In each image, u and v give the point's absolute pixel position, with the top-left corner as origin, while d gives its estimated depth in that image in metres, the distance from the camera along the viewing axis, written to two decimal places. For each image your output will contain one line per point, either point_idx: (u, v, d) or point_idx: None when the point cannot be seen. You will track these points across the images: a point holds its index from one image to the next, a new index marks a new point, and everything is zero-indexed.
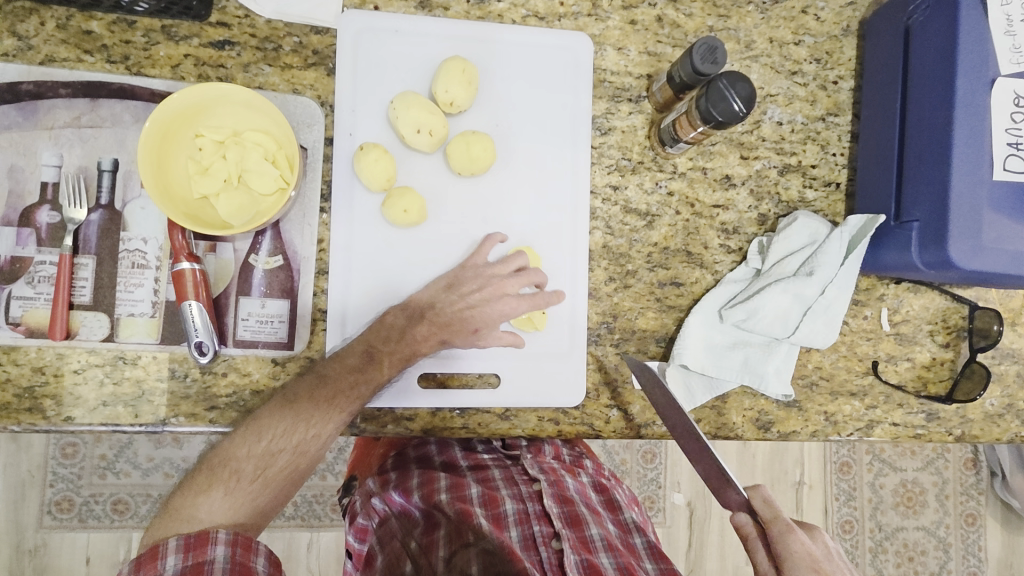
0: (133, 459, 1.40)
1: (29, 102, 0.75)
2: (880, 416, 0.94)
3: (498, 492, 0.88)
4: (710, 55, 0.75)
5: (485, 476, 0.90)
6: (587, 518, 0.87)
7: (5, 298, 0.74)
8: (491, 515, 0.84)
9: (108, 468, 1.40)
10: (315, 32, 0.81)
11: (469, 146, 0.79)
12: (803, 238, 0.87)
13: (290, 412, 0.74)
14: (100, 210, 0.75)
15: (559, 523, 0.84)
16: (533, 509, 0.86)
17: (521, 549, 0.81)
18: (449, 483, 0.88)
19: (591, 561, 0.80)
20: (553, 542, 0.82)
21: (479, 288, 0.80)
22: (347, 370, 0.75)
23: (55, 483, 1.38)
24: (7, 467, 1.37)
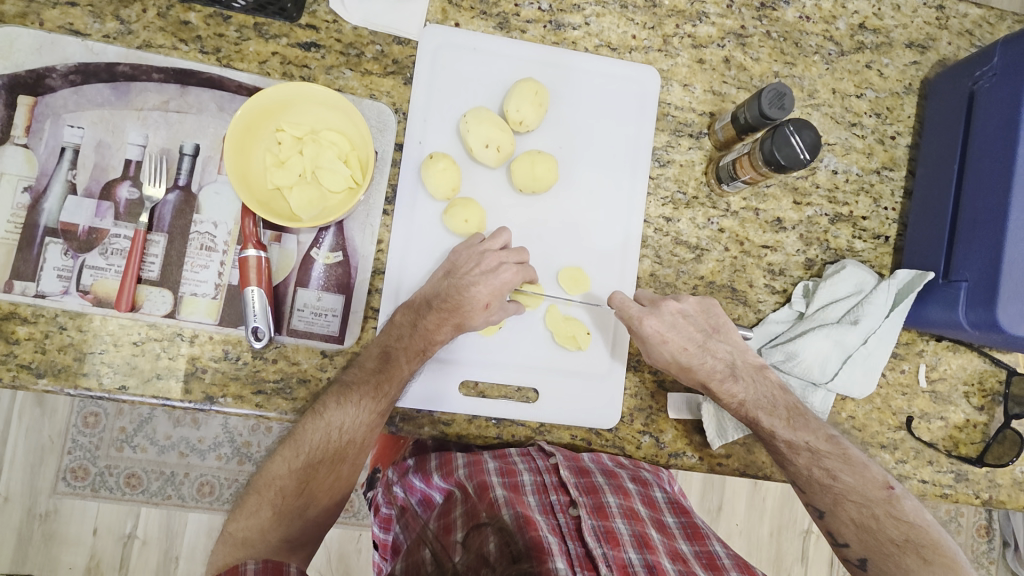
0: (151, 436, 1.43)
1: (123, 83, 0.78)
2: (909, 471, 0.93)
3: (516, 467, 0.82)
4: (777, 100, 0.77)
5: (501, 451, 0.84)
6: (605, 486, 0.80)
7: (78, 267, 0.77)
8: (509, 484, 0.79)
9: (126, 441, 1.42)
10: (397, 42, 0.84)
11: (534, 165, 0.81)
12: (848, 287, 0.88)
13: (321, 423, 0.76)
14: (177, 191, 0.79)
15: (575, 491, 0.78)
16: (550, 480, 0.79)
17: (540, 514, 0.76)
18: (467, 461, 0.83)
19: (608, 528, 0.75)
20: (571, 509, 0.77)
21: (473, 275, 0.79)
22: (368, 375, 0.78)
23: (73, 451, 1.41)
24: (31, 429, 1.41)
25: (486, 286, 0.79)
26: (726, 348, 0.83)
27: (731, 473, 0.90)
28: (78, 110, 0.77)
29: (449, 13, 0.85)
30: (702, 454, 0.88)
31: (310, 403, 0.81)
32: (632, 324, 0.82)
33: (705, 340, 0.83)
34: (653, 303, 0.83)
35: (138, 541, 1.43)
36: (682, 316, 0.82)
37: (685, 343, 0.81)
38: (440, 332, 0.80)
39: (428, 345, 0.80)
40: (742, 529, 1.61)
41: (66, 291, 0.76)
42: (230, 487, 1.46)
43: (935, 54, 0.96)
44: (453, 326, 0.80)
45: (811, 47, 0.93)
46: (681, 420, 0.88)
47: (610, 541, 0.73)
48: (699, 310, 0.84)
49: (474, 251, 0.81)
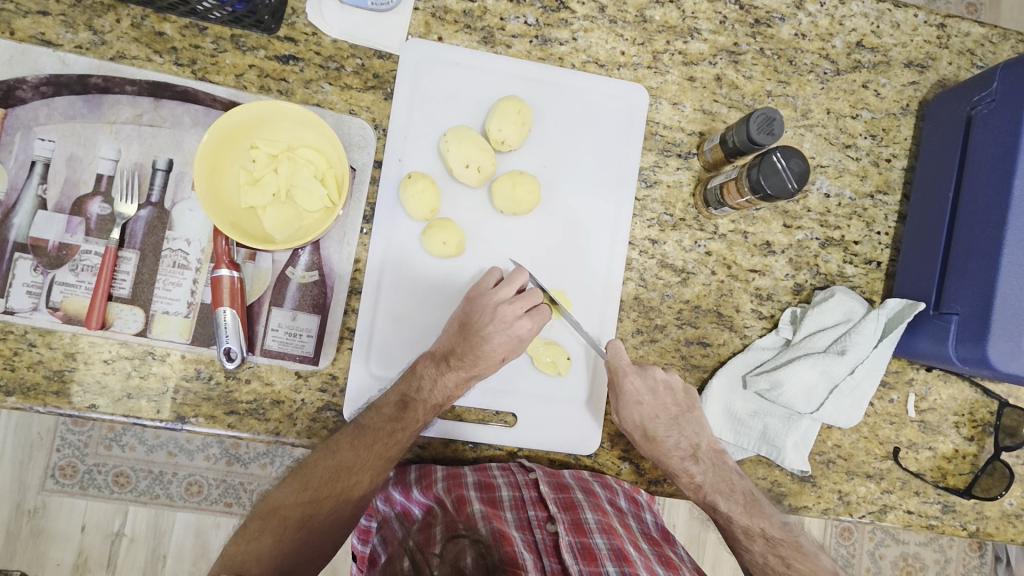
0: (140, 435, 1.42)
1: (95, 95, 0.76)
2: (895, 501, 0.92)
3: (496, 480, 0.81)
4: (767, 126, 0.74)
5: (483, 465, 0.83)
6: (584, 502, 0.79)
7: (48, 283, 0.75)
8: (487, 499, 0.78)
9: (114, 439, 1.42)
10: (378, 56, 0.82)
11: (515, 186, 0.79)
12: (837, 315, 0.86)
13: (332, 460, 0.76)
14: (150, 207, 0.77)
15: (553, 507, 0.77)
16: (529, 495, 0.79)
17: (516, 530, 0.76)
18: (447, 474, 0.81)
19: (586, 544, 0.75)
20: (548, 525, 0.77)
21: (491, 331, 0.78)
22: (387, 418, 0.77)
23: (62, 448, 1.40)
24: (20, 426, 1.40)
25: (502, 342, 0.78)
26: (696, 429, 0.84)
27: None
28: (50, 123, 0.76)
29: (432, 26, 0.83)
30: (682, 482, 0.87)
31: (283, 425, 0.80)
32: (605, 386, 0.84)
33: (678, 415, 0.84)
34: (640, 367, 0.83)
35: (125, 539, 1.42)
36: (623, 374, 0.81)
37: (658, 411, 0.82)
38: (456, 392, 0.79)
39: (445, 400, 0.79)
40: None
41: (35, 307, 0.75)
42: (218, 487, 1.45)
43: (935, 73, 0.93)
44: (467, 380, 0.79)
45: (805, 65, 0.91)
46: None
47: (587, 558, 0.73)
48: (682, 387, 0.84)
49: (486, 305, 0.78)
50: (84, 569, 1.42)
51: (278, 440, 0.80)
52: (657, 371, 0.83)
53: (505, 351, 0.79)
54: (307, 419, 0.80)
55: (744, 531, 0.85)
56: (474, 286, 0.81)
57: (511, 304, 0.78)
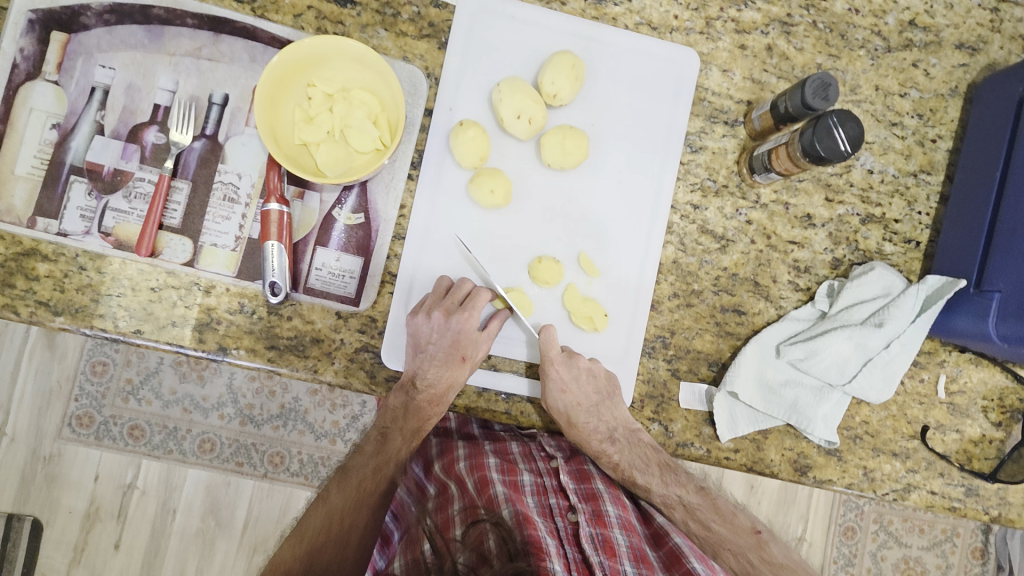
0: (157, 388, 1.45)
1: (157, 26, 0.77)
2: (919, 481, 0.92)
3: (516, 464, 0.83)
4: (822, 91, 0.75)
5: (502, 444, 0.85)
6: (604, 494, 0.84)
7: (101, 208, 0.77)
8: (509, 482, 0.79)
9: (132, 392, 1.44)
10: (434, 5, 0.82)
11: (565, 140, 0.80)
12: (875, 290, 0.86)
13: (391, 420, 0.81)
14: (204, 139, 0.78)
15: (574, 497, 0.81)
16: (550, 483, 0.82)
17: (538, 516, 0.77)
18: (468, 452, 0.83)
19: (605, 537, 0.77)
20: (568, 514, 0.79)
21: (437, 339, 0.79)
22: (395, 414, 0.80)
23: (80, 398, 1.43)
24: (41, 373, 1.42)
25: (443, 343, 0.79)
26: (614, 414, 0.83)
27: (738, 469, 0.89)
28: (110, 50, 0.77)
29: None
30: (710, 446, 0.87)
31: (321, 363, 0.80)
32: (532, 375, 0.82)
33: (599, 402, 0.82)
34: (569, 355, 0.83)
35: (137, 491, 1.44)
36: (562, 368, 0.81)
37: (581, 399, 0.81)
38: (435, 407, 0.80)
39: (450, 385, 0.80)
40: None
41: (88, 231, 0.77)
42: (231, 446, 1.46)
43: (985, 57, 0.93)
44: (446, 392, 0.80)
45: (857, 41, 0.91)
46: (692, 410, 0.87)
47: (606, 551, 0.76)
48: (604, 374, 0.83)
49: (428, 321, 0.78)
50: (94, 519, 1.43)
51: (315, 378, 0.80)
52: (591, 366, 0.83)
53: (462, 348, 0.79)
54: (345, 359, 0.81)
55: (662, 497, 0.84)
56: (433, 294, 0.81)
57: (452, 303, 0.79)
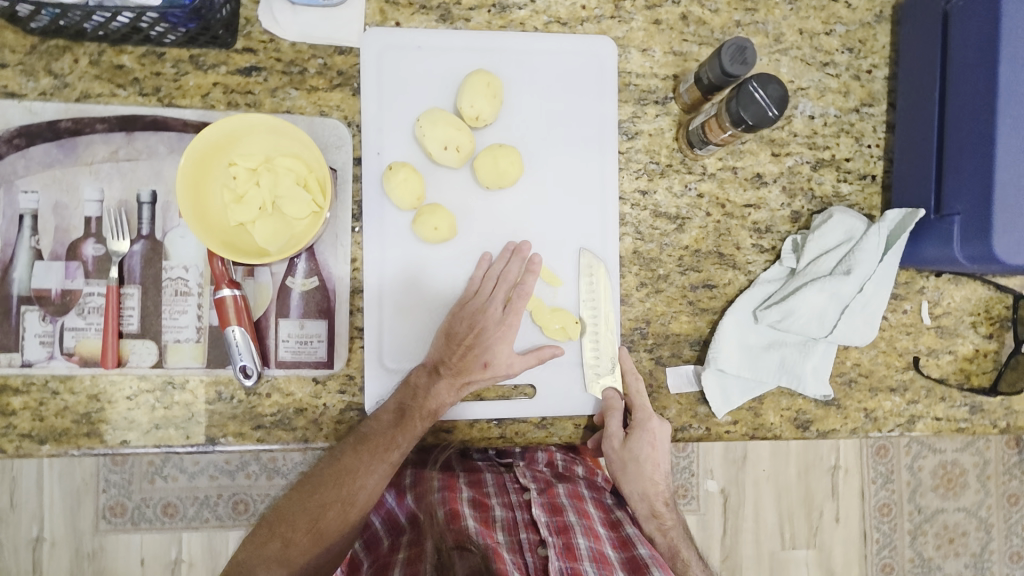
0: (180, 464, 1.46)
1: (68, 139, 0.77)
2: (922, 410, 0.92)
3: (489, 499, 0.84)
4: (739, 55, 0.73)
5: (477, 479, 0.88)
6: (576, 527, 0.81)
7: (58, 330, 0.77)
8: (480, 517, 0.79)
9: (157, 472, 1.45)
10: (339, 52, 0.81)
11: (496, 160, 0.79)
12: (839, 235, 0.85)
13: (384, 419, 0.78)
14: (142, 240, 0.78)
15: (545, 530, 0.78)
16: (521, 517, 0.81)
17: (507, 550, 0.74)
18: (442, 482, 0.85)
19: (576, 570, 0.73)
20: (539, 549, 0.76)
21: (473, 329, 0.80)
22: (414, 392, 0.79)
23: (107, 489, 1.44)
24: (64, 475, 1.43)
25: (494, 325, 0.80)
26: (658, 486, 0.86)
27: (741, 439, 0.89)
28: (29, 174, 0.76)
29: (387, 13, 0.82)
30: (708, 424, 0.88)
31: (311, 431, 0.81)
32: (612, 413, 0.83)
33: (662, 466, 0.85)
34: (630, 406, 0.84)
35: (184, 565, 1.46)
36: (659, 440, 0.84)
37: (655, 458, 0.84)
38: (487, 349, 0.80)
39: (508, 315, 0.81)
40: (770, 474, 1.68)
41: (51, 355, 0.77)
42: (263, 502, 1.48)
43: None
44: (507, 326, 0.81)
45: None
46: (684, 393, 0.87)
47: None
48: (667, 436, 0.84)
49: (476, 301, 0.81)
50: None
51: (307, 447, 0.81)
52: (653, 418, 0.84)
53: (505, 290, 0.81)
54: (332, 422, 0.81)
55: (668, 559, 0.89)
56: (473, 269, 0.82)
57: (503, 287, 0.81)
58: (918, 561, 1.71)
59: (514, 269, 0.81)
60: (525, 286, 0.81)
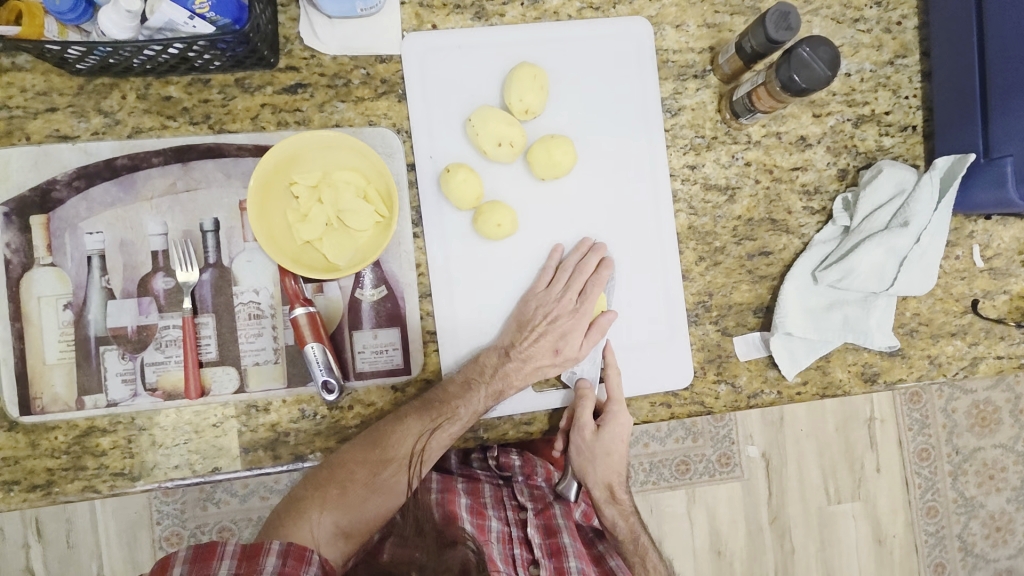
0: (230, 488, 1.46)
1: (127, 176, 0.77)
2: (983, 351, 0.93)
3: (486, 510, 0.89)
4: (783, 22, 0.74)
5: (475, 488, 0.91)
6: (569, 549, 0.86)
7: (139, 366, 0.77)
8: (478, 524, 0.85)
9: (209, 498, 1.46)
10: (380, 61, 0.81)
11: (550, 150, 0.79)
12: (889, 189, 0.86)
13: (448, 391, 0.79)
14: (211, 269, 0.78)
15: (538, 551, 0.85)
16: (516, 533, 0.88)
17: (501, 564, 0.83)
18: (440, 485, 0.88)
19: None
20: (531, 568, 0.85)
21: (547, 317, 0.82)
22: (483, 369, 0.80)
23: (162, 520, 1.44)
24: (116, 511, 1.44)
25: (568, 317, 0.82)
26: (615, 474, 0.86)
27: (812, 398, 0.90)
28: (92, 215, 0.77)
29: (422, 16, 0.82)
30: (779, 388, 0.89)
31: None
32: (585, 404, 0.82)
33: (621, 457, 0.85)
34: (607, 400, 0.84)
35: None
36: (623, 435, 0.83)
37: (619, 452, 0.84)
38: (561, 341, 0.81)
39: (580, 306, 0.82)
40: (808, 432, 1.67)
41: (135, 393, 0.77)
42: None
43: None
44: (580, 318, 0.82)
45: None
46: (753, 360, 0.88)
47: None
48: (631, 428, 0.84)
49: (551, 290, 0.82)
50: None
51: None
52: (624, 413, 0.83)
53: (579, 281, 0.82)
54: None
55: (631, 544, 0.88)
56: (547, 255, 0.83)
57: (579, 280, 0.82)
58: (961, 500, 1.74)
59: (590, 263, 0.82)
60: (600, 281, 0.82)
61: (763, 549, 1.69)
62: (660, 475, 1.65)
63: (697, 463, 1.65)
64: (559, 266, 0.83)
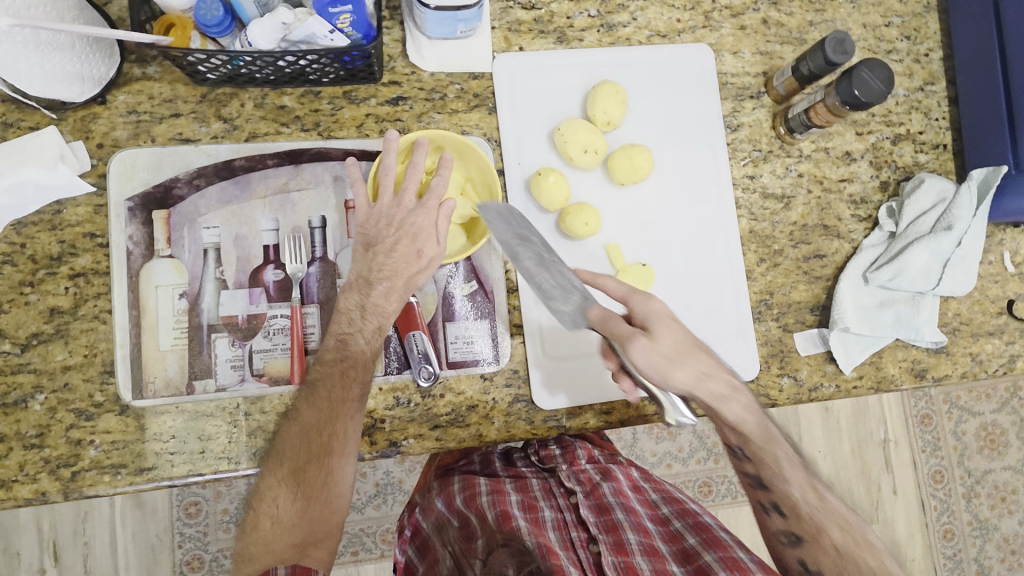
0: (255, 509, 1.45)
1: (242, 175, 0.83)
2: (1020, 349, 1.01)
3: (537, 502, 0.88)
4: (840, 47, 0.84)
5: (523, 486, 0.91)
6: (625, 524, 0.83)
7: (247, 353, 0.81)
8: (531, 517, 0.84)
9: (232, 520, 1.44)
10: (473, 77, 0.90)
11: (632, 158, 0.87)
12: (931, 198, 0.95)
13: (318, 391, 0.77)
14: (317, 263, 0.84)
15: (594, 529, 0.82)
16: (570, 517, 0.85)
17: (561, 548, 0.80)
18: (489, 488, 0.91)
19: (629, 564, 0.78)
20: (590, 545, 0.81)
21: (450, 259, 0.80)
22: (347, 363, 0.78)
23: (183, 542, 1.42)
24: (138, 533, 1.42)
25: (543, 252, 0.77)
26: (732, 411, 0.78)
27: (867, 392, 0.96)
28: (209, 211, 0.82)
29: (511, 40, 0.91)
30: (838, 381, 0.94)
31: (483, 426, 0.86)
32: (620, 327, 0.72)
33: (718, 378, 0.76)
34: (626, 301, 0.77)
35: None
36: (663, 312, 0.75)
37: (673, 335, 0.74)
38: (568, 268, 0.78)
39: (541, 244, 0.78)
40: (824, 453, 1.72)
41: (243, 378, 0.81)
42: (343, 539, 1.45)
43: None
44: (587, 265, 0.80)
45: None
46: (812, 354, 0.94)
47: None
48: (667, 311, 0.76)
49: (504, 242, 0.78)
50: None
51: (483, 441, 0.85)
52: (649, 301, 0.76)
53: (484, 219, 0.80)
54: (502, 416, 0.86)
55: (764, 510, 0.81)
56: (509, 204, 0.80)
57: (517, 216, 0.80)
58: (976, 523, 1.77)
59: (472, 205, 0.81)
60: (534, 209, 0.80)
61: None
62: (683, 496, 1.65)
63: (719, 485, 1.65)
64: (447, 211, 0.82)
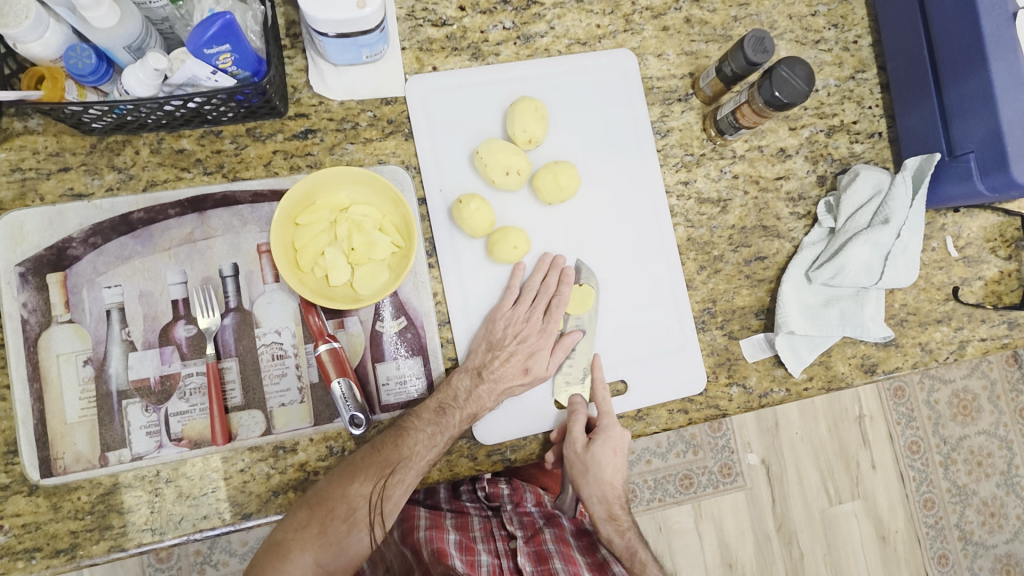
0: (228, 547, 1.39)
1: (143, 229, 0.78)
2: (969, 334, 0.99)
3: (475, 543, 0.85)
4: (760, 45, 0.81)
5: (464, 524, 0.87)
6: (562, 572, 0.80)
7: (163, 417, 0.77)
8: (466, 559, 0.80)
9: (205, 561, 1.38)
10: (385, 103, 0.85)
11: (557, 175, 0.83)
12: (868, 190, 0.92)
13: (413, 433, 0.78)
14: (232, 313, 0.79)
15: None
16: (506, 563, 0.82)
17: None
18: (428, 521, 0.85)
19: None
20: None
21: (516, 336, 0.84)
22: (455, 391, 0.80)
23: None
24: None
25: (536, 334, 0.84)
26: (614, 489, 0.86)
27: (819, 393, 0.94)
28: (109, 269, 0.77)
29: (423, 60, 0.86)
30: (788, 385, 0.92)
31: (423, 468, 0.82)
32: (578, 416, 0.83)
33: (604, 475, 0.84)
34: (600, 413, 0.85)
35: None
36: (615, 452, 0.83)
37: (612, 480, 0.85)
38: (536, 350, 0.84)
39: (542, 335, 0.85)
40: (803, 436, 1.71)
41: (160, 444, 0.76)
42: None
43: None
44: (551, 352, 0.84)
45: None
46: (760, 360, 0.92)
47: None
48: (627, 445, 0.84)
49: (518, 309, 0.84)
50: None
51: (424, 483, 0.82)
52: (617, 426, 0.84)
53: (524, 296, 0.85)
54: (444, 456, 0.83)
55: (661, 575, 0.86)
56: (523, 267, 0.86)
57: (543, 297, 0.85)
58: (954, 490, 1.76)
59: (551, 281, 0.85)
60: (562, 298, 0.85)
61: (773, 559, 1.67)
62: (665, 492, 1.64)
63: (700, 477, 1.65)
64: (523, 287, 0.86)
